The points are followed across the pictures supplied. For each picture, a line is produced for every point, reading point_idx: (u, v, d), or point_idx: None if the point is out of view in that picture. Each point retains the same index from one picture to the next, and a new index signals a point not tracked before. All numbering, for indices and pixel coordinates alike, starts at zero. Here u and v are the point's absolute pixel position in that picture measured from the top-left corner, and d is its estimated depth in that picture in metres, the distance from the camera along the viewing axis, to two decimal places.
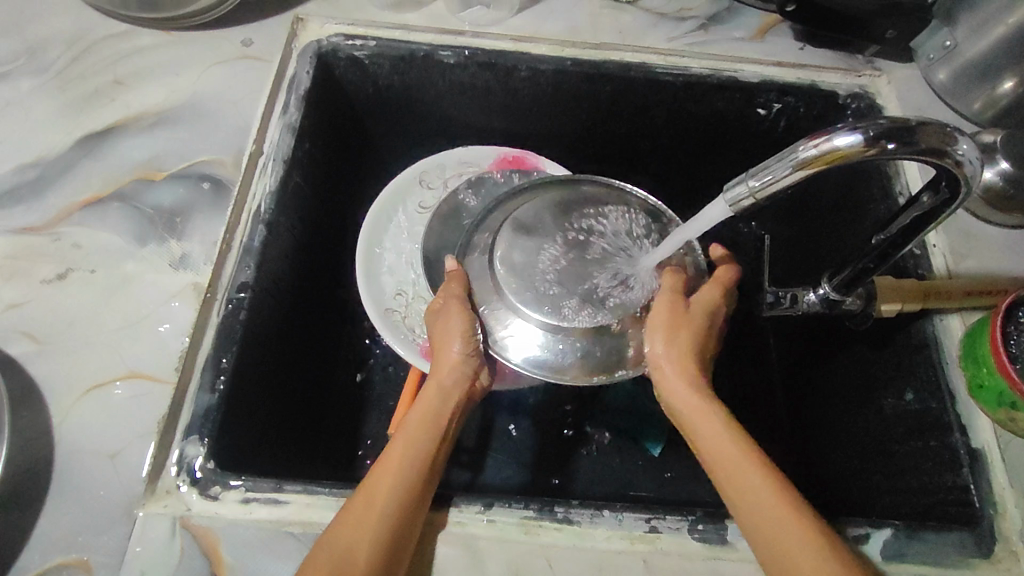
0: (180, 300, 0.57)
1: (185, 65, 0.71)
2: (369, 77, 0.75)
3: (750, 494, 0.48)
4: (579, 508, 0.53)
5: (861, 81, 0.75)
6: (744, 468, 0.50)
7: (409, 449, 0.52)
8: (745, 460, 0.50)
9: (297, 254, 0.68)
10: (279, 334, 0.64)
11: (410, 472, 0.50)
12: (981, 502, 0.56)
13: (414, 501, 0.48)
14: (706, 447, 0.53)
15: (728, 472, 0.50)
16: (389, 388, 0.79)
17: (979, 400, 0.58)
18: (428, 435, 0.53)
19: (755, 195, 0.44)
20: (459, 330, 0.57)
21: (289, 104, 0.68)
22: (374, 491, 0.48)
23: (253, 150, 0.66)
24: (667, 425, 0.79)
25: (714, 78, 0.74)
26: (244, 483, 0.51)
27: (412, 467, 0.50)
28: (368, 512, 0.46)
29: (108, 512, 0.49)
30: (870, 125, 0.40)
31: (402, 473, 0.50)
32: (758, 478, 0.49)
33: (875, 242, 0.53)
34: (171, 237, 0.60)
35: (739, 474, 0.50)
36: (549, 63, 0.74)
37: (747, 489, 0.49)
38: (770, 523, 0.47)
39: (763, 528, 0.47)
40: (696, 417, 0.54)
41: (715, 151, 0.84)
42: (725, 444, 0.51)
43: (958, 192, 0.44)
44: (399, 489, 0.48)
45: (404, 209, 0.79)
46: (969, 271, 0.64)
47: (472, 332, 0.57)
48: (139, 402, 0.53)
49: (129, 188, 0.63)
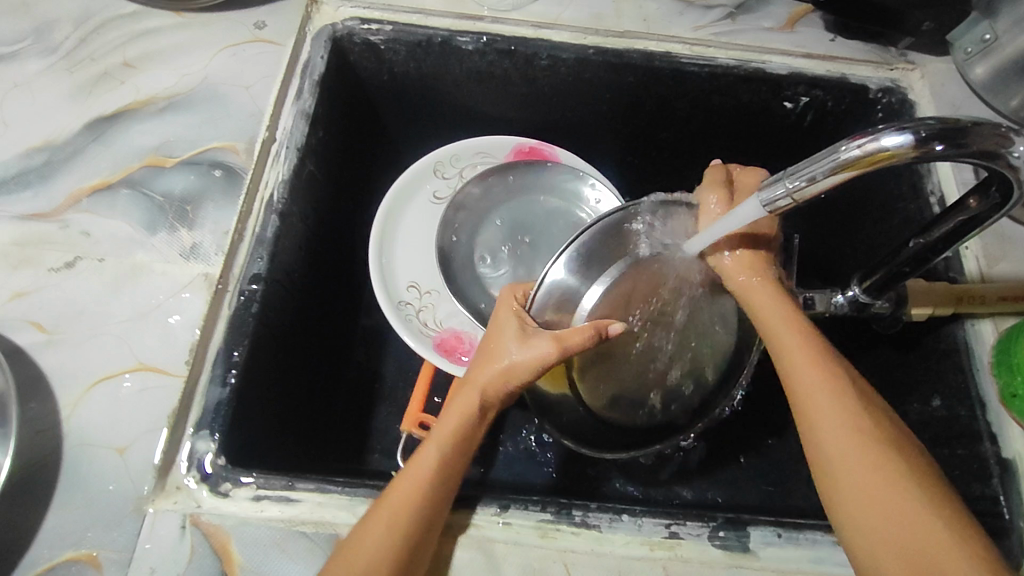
0: (190, 291, 0.56)
1: (197, 48, 0.69)
2: (384, 62, 0.73)
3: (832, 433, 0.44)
4: (597, 512, 0.51)
5: (893, 74, 0.72)
6: (825, 393, 0.46)
7: (439, 467, 0.48)
8: (822, 385, 0.46)
9: (310, 244, 0.67)
10: (293, 327, 0.63)
11: (435, 495, 0.47)
12: (1011, 514, 0.54)
13: (433, 520, 0.47)
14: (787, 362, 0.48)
15: (803, 402, 0.46)
16: (400, 381, 0.77)
17: (1011, 409, 0.56)
18: (459, 457, 0.50)
19: (792, 196, 0.42)
20: (523, 350, 0.51)
21: (303, 89, 0.66)
22: (400, 510, 0.45)
23: (266, 138, 0.64)
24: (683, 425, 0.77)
25: (740, 69, 0.72)
26: (255, 480, 0.50)
27: (436, 493, 0.47)
28: (390, 536, 0.44)
29: (117, 508, 0.48)
30: (920, 126, 0.38)
31: (427, 492, 0.47)
32: (842, 403, 0.45)
33: (912, 246, 0.51)
34: (182, 225, 0.59)
35: (809, 399, 0.46)
36: (570, 51, 0.72)
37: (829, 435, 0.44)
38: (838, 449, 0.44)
39: (833, 462, 0.44)
40: (776, 329, 0.50)
41: (738, 146, 0.81)
42: (801, 368, 0.47)
43: (1010, 197, 0.42)
44: (420, 508, 0.46)
45: (420, 200, 0.78)
46: (1003, 275, 0.62)
47: (540, 361, 0.50)
48: (148, 395, 0.51)
49: (139, 175, 0.62)
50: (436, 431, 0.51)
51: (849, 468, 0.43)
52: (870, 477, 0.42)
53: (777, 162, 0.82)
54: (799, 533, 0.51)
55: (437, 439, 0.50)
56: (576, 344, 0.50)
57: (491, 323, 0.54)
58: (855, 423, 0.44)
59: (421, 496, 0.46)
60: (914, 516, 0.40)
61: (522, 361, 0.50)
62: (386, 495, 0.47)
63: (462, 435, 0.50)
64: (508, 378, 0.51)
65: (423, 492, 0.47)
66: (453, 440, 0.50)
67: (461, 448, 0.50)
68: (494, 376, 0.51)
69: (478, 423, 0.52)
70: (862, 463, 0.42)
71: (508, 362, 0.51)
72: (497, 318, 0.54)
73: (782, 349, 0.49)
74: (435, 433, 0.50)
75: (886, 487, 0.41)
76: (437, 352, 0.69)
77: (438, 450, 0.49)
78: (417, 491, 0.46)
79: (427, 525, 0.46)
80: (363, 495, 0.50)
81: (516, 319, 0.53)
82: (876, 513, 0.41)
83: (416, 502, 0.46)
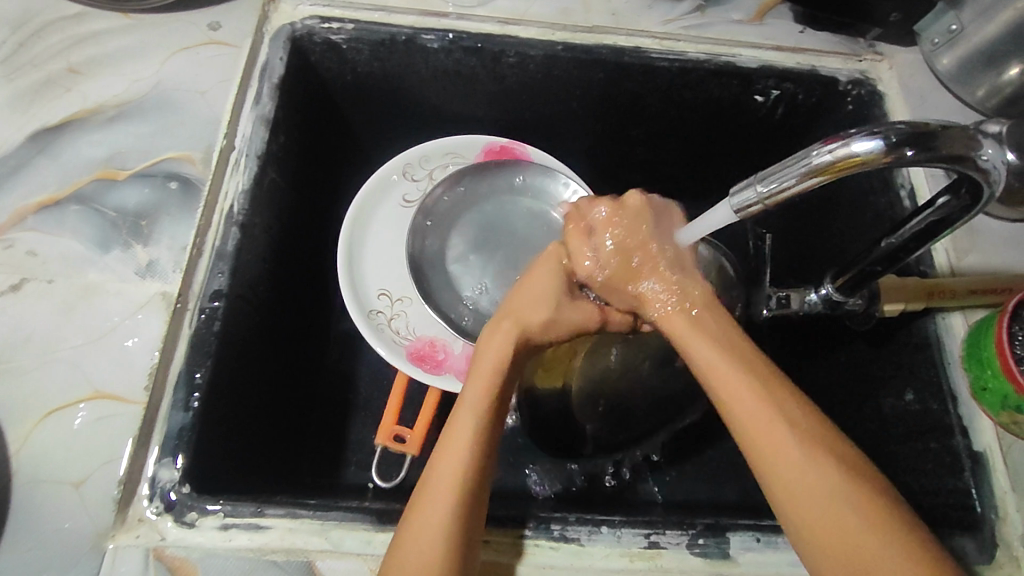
0: (147, 312, 0.53)
1: (147, 52, 0.65)
2: (347, 62, 0.70)
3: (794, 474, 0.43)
4: (576, 525, 0.51)
5: (861, 66, 0.72)
6: (768, 428, 0.44)
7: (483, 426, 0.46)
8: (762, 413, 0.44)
9: (274, 255, 0.64)
10: (258, 342, 0.61)
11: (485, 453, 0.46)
12: (983, 506, 0.55)
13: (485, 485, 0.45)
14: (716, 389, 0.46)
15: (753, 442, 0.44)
16: (376, 390, 0.76)
17: (982, 402, 0.57)
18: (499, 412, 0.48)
19: (763, 202, 0.41)
20: (574, 314, 0.52)
21: (261, 94, 0.64)
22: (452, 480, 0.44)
23: (224, 146, 0.61)
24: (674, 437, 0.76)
25: (710, 64, 0.71)
26: (222, 508, 0.48)
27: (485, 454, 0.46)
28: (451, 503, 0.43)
29: (75, 545, 0.45)
30: (890, 131, 0.37)
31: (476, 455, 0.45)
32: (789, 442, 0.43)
33: (883, 246, 0.51)
34: (137, 242, 0.56)
35: (757, 432, 0.44)
36: (538, 48, 0.70)
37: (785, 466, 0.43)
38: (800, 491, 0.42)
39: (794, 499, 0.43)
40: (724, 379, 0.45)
41: (711, 141, 0.81)
42: (746, 400, 0.44)
43: (979, 198, 0.42)
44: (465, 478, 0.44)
45: (389, 202, 0.76)
46: (972, 268, 0.62)
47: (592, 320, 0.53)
48: (105, 424, 0.49)
49: (88, 189, 0.59)
50: (473, 383, 0.48)
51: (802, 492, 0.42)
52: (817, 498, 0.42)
53: (749, 157, 0.82)
54: (776, 537, 0.51)
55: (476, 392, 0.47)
56: (612, 316, 0.54)
57: (536, 271, 0.52)
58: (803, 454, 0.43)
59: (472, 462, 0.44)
60: (858, 533, 0.41)
61: (574, 321, 0.52)
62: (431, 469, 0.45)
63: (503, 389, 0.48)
64: (548, 330, 0.51)
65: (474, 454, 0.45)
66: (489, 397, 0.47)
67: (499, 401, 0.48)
68: (537, 323, 0.50)
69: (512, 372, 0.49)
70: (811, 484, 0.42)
71: (554, 317, 0.51)
72: (550, 267, 0.52)
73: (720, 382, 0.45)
74: (471, 387, 0.47)
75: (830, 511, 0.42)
76: (412, 361, 0.67)
77: (474, 416, 0.46)
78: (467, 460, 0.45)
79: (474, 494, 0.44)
80: (336, 518, 0.48)
81: (563, 273, 0.52)
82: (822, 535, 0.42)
83: (460, 471, 0.44)
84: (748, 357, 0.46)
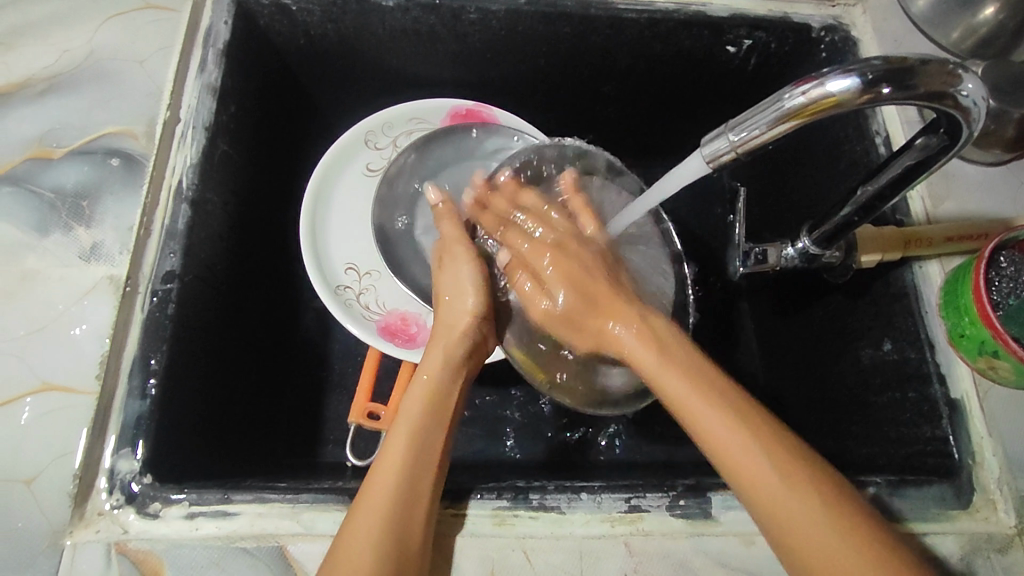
0: (94, 297, 0.51)
1: (78, 19, 0.61)
2: (299, 24, 0.66)
3: (773, 496, 0.42)
4: (555, 493, 0.50)
5: (834, 11, 0.69)
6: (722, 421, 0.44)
7: (407, 448, 0.46)
8: (707, 404, 0.44)
9: (231, 232, 0.61)
10: (218, 325, 0.58)
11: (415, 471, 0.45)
12: (961, 453, 0.55)
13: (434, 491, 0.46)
14: (692, 421, 0.45)
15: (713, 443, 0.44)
16: (349, 366, 0.73)
17: (959, 348, 0.56)
18: (424, 420, 0.48)
19: (735, 150, 0.39)
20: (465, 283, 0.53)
21: (206, 61, 0.60)
22: (376, 499, 0.44)
23: (167, 119, 0.57)
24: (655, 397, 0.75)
25: (680, 14, 0.68)
26: (187, 497, 0.46)
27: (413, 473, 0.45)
28: (382, 525, 0.42)
29: (32, 544, 0.44)
30: (866, 67, 0.35)
31: (404, 473, 0.45)
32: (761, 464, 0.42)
33: (859, 194, 0.49)
34: (78, 224, 0.53)
35: (717, 441, 0.44)
36: (499, 2, 0.66)
37: (769, 495, 0.42)
38: (790, 518, 0.41)
39: (785, 524, 0.41)
40: (695, 409, 0.44)
41: (683, 95, 0.78)
42: (746, 456, 0.43)
43: (957, 138, 0.40)
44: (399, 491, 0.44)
45: (351, 173, 0.72)
46: (948, 215, 0.61)
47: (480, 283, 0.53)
48: (55, 417, 0.47)
49: (22, 169, 0.55)
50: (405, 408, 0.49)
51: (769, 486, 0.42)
52: (774, 486, 0.42)
53: (723, 110, 0.80)
54: None
55: (406, 414, 0.48)
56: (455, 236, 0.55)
57: (444, 266, 0.54)
58: (781, 479, 0.42)
59: (412, 454, 0.46)
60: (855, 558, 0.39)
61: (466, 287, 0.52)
62: (359, 494, 0.45)
63: (441, 398, 0.50)
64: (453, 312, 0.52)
65: (405, 476, 0.45)
66: (427, 403, 0.49)
67: (438, 403, 0.49)
68: (456, 318, 0.52)
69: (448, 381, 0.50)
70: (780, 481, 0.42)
71: (457, 300, 0.52)
72: (453, 258, 0.54)
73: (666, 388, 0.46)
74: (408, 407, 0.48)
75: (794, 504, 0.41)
76: (384, 337, 0.65)
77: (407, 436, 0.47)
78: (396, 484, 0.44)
79: (424, 487, 0.45)
80: (307, 501, 0.47)
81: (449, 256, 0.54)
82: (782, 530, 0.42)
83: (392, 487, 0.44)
84: (710, 374, 0.46)
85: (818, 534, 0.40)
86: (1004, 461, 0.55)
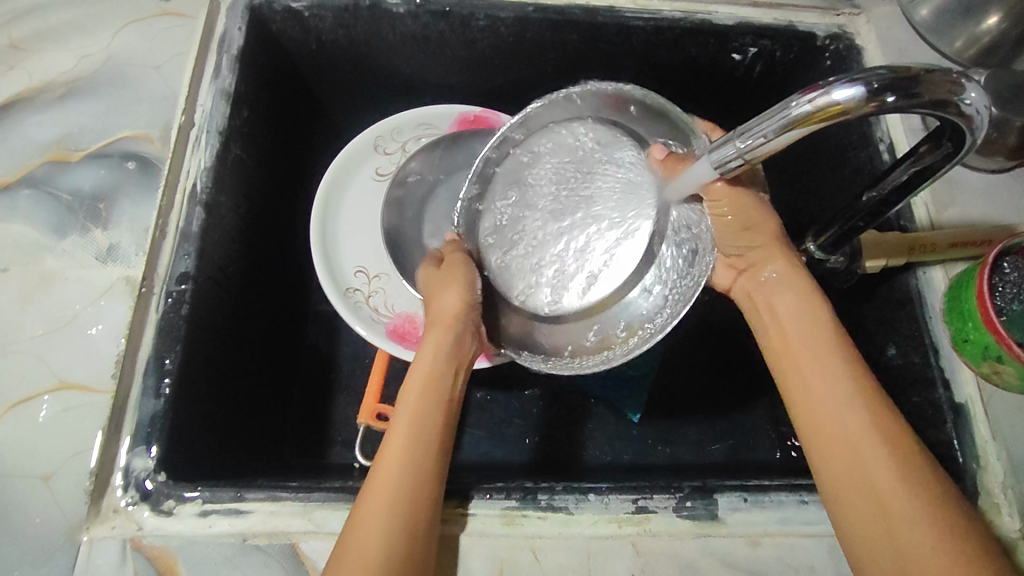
0: (110, 297, 0.51)
1: (96, 25, 0.62)
2: (311, 31, 0.67)
3: (860, 443, 0.41)
4: (563, 494, 0.50)
5: (839, 20, 0.70)
6: (819, 345, 0.45)
7: (406, 444, 0.45)
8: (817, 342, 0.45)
9: (243, 234, 0.62)
10: (230, 326, 0.59)
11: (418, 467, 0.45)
12: (965, 457, 0.55)
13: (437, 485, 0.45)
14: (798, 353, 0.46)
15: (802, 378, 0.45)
16: (358, 368, 0.74)
17: (963, 353, 0.57)
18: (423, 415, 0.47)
19: (742, 157, 0.41)
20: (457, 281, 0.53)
21: (220, 67, 0.61)
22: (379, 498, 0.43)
23: (183, 123, 0.58)
24: (661, 401, 0.76)
25: (686, 22, 0.69)
26: (201, 495, 0.47)
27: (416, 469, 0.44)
28: (388, 522, 0.42)
29: (48, 540, 0.44)
30: (871, 76, 0.35)
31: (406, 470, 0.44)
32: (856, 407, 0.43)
33: (865, 200, 0.50)
34: (95, 225, 0.54)
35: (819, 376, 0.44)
36: (508, 9, 0.67)
37: (854, 436, 0.42)
38: (870, 465, 0.41)
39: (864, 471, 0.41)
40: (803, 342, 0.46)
41: (688, 101, 0.79)
42: (841, 396, 0.43)
43: (961, 145, 0.41)
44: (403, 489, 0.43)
45: (361, 177, 0.73)
46: (952, 221, 0.62)
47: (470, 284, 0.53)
48: (72, 415, 0.48)
49: (41, 172, 0.56)
50: (403, 402, 0.48)
51: (837, 411, 0.43)
52: (859, 427, 0.42)
53: (729, 116, 0.81)
54: (764, 496, 0.51)
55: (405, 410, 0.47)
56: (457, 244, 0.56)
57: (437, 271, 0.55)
58: (871, 425, 0.42)
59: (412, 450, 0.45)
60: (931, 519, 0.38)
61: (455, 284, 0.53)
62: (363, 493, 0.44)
63: (435, 388, 0.49)
64: (446, 307, 0.52)
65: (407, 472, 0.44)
66: (423, 396, 0.48)
67: (433, 395, 0.48)
68: (446, 313, 0.52)
69: (445, 374, 0.50)
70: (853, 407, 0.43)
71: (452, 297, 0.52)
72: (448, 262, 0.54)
73: (781, 300, 0.48)
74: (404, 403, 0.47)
75: (858, 431, 0.42)
76: (392, 339, 0.65)
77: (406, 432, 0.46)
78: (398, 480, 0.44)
79: (426, 484, 0.44)
80: (319, 500, 0.48)
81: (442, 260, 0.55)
82: (833, 446, 0.42)
83: (396, 484, 0.44)
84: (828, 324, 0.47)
85: (900, 488, 0.39)
86: (1010, 466, 0.55)
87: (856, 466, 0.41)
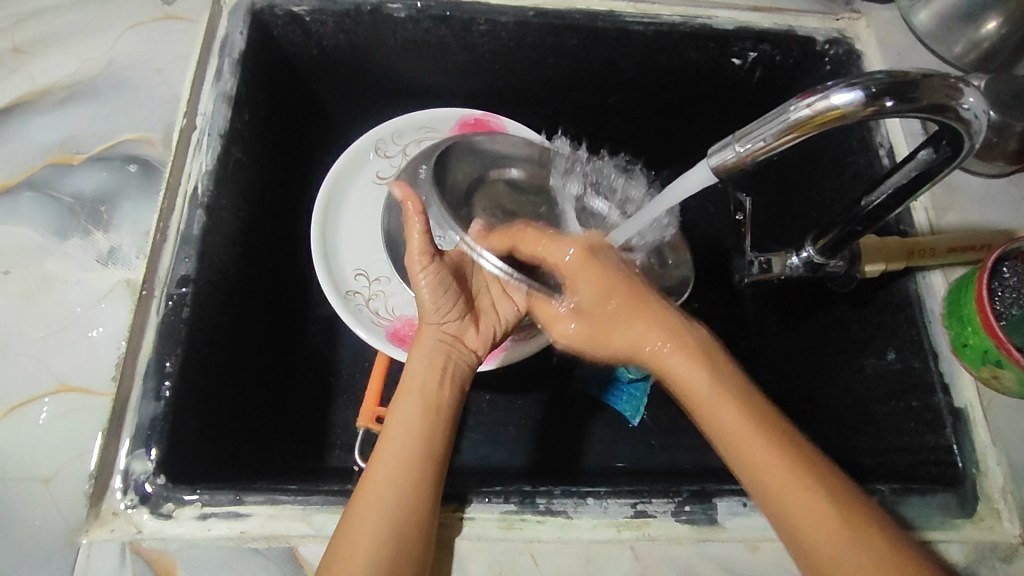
0: (111, 300, 0.52)
1: (98, 29, 0.62)
2: (312, 35, 0.68)
3: (774, 485, 0.44)
4: (562, 498, 0.50)
5: (839, 25, 0.70)
6: (718, 398, 0.47)
7: (399, 450, 0.47)
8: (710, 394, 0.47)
9: (244, 237, 0.62)
10: (230, 329, 0.59)
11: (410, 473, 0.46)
12: (964, 461, 0.55)
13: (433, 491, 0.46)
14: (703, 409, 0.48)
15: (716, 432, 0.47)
16: (357, 371, 0.74)
17: (962, 357, 0.57)
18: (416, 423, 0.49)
19: (742, 161, 0.40)
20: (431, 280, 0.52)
21: (222, 70, 0.61)
22: (370, 506, 0.45)
23: (184, 126, 0.59)
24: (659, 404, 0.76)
25: (686, 27, 0.69)
26: (200, 498, 0.47)
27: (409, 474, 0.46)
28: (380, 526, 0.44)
29: (48, 543, 0.44)
30: (869, 81, 0.36)
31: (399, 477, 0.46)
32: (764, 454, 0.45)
33: (864, 204, 0.49)
34: (97, 229, 0.54)
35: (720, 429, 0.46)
36: (509, 14, 0.67)
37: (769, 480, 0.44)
38: (789, 505, 0.43)
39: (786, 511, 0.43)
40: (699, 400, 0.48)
41: (688, 105, 0.79)
42: (753, 444, 0.45)
43: (960, 150, 0.41)
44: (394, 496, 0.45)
45: (361, 181, 0.73)
46: (951, 226, 0.62)
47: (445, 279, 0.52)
48: (72, 418, 0.48)
49: (42, 175, 0.56)
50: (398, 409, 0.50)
51: (773, 483, 0.44)
52: (772, 470, 0.44)
53: (729, 120, 0.81)
54: None
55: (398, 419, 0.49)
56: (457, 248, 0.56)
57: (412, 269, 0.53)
58: (780, 465, 0.44)
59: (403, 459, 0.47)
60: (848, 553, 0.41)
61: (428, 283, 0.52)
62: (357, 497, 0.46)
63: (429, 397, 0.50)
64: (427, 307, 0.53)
65: (399, 479, 0.46)
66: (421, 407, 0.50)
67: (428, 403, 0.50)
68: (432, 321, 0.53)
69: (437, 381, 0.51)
70: (784, 475, 0.43)
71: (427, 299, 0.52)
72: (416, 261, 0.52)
73: (677, 375, 0.49)
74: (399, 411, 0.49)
75: (773, 477, 0.44)
76: (392, 342, 0.66)
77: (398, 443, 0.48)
78: (390, 487, 0.45)
79: (422, 490, 0.46)
80: (318, 503, 0.48)
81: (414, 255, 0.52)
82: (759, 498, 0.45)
83: (387, 491, 0.45)
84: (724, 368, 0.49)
85: (820, 524, 0.42)
86: (1009, 471, 0.55)
87: (790, 523, 0.43)
